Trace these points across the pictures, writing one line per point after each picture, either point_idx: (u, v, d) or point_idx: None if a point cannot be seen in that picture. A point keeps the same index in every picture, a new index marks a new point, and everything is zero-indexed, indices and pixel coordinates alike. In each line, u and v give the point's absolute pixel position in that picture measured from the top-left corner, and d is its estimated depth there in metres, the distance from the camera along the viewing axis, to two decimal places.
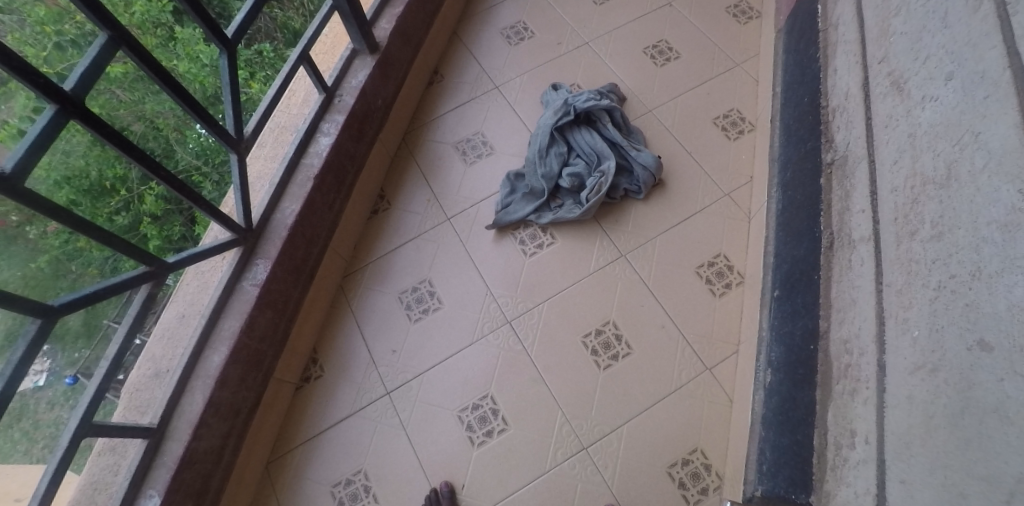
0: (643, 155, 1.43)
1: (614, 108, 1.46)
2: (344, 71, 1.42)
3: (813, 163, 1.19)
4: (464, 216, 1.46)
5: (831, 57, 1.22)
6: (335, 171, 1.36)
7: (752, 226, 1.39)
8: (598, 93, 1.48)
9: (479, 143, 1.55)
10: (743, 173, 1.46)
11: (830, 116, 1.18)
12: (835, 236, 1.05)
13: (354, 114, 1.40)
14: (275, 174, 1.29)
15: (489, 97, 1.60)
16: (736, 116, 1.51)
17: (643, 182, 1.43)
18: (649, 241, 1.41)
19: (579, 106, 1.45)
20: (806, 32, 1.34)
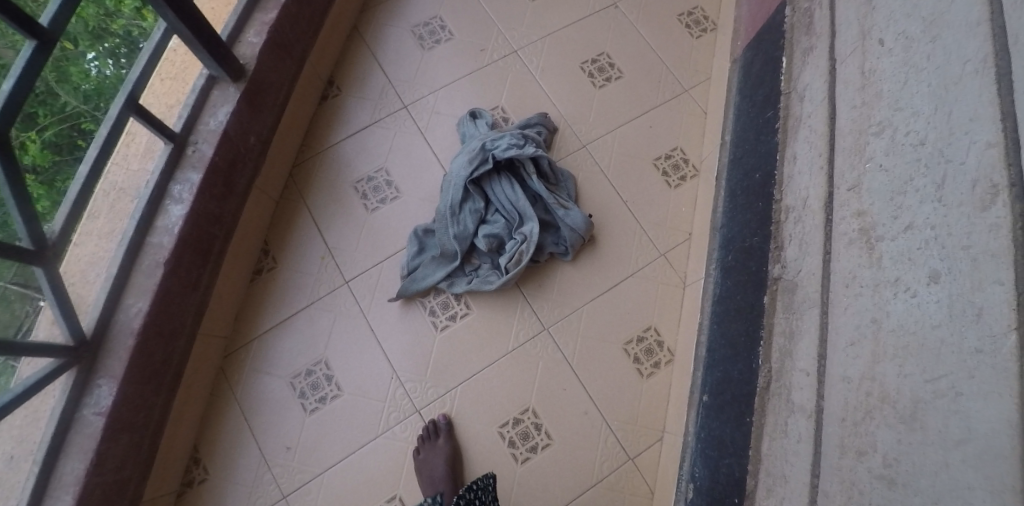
0: (572, 215, 1.25)
1: (541, 156, 1.25)
2: (198, 108, 1.11)
3: (757, 263, 1.05)
4: (366, 279, 1.25)
5: (792, 136, 1.05)
6: (195, 242, 1.10)
7: (687, 296, 1.26)
8: (521, 135, 1.26)
9: (383, 182, 1.30)
10: (680, 229, 1.31)
11: (784, 214, 1.02)
12: (772, 375, 0.94)
13: (217, 168, 1.11)
14: (115, 261, 1.03)
15: (397, 119, 1.33)
16: (679, 157, 1.34)
17: (571, 247, 1.25)
18: (574, 311, 1.25)
19: (500, 153, 1.22)
20: (772, 84, 1.14)
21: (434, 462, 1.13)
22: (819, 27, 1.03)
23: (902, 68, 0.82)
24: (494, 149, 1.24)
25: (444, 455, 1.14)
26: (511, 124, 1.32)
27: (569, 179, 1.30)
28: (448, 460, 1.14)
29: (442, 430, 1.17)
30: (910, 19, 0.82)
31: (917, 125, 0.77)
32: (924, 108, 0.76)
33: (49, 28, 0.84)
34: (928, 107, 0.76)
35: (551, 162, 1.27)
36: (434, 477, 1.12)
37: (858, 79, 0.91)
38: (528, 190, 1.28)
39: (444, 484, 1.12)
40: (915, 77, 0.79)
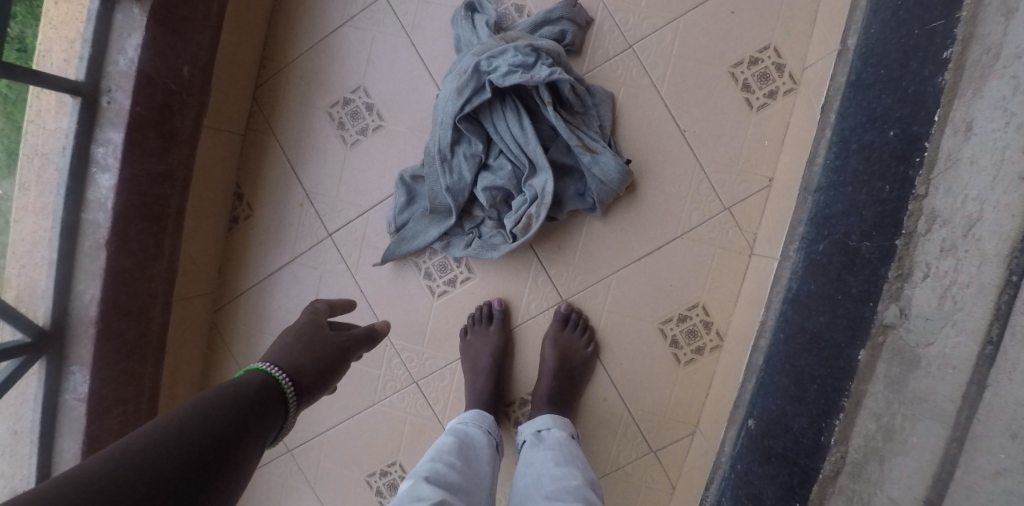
0: (602, 161, 0.90)
1: (559, 78, 0.88)
2: (104, 41, 0.87)
3: (859, 283, 0.67)
4: (351, 231, 1.05)
5: (974, 82, 0.59)
6: (141, 208, 0.92)
7: (754, 267, 0.94)
8: (533, 45, 0.88)
9: (361, 107, 1.03)
10: (758, 173, 0.95)
11: (925, 223, 0.61)
12: (859, 462, 0.63)
13: (146, 116, 0.89)
14: (53, 246, 0.88)
15: (371, 15, 1.03)
16: (770, 61, 0.94)
17: (601, 201, 0.93)
18: (601, 281, 0.97)
19: (500, 78, 0.87)
20: None
21: (479, 353, 0.97)
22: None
23: None
24: (493, 70, 0.88)
25: (491, 345, 0.97)
26: (519, 24, 0.95)
27: (602, 103, 0.94)
28: (495, 352, 0.97)
29: (496, 315, 0.99)
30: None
31: None
32: None
33: None
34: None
35: (575, 82, 0.89)
36: (476, 365, 0.98)
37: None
38: (546, 120, 0.93)
39: (486, 377, 0.97)
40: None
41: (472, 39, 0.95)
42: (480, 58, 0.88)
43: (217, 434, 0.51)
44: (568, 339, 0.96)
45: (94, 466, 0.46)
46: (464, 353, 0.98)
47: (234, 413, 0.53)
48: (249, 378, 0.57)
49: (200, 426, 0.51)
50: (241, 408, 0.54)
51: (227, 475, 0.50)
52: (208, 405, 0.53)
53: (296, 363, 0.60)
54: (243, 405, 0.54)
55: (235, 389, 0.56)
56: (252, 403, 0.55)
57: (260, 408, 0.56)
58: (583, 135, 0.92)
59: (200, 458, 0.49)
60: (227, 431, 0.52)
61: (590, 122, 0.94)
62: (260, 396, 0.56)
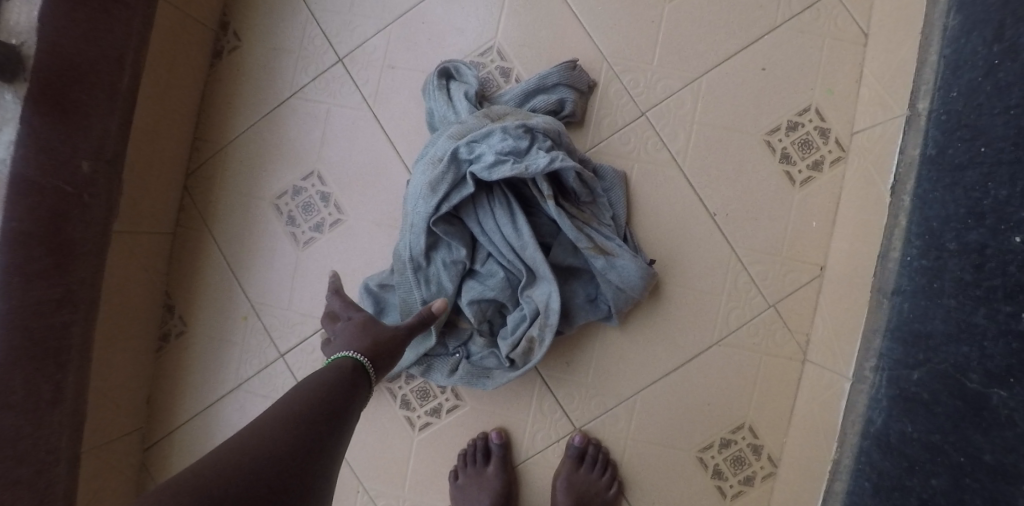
0: (619, 264, 0.73)
1: (563, 167, 0.70)
2: None
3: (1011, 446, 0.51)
4: (308, 350, 0.86)
5: None
6: (29, 346, 0.70)
7: (810, 377, 0.76)
8: (525, 125, 0.71)
9: (315, 196, 0.85)
10: (808, 261, 0.77)
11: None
12: None
13: (27, 230, 0.68)
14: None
15: (325, 85, 0.85)
16: (812, 126, 0.77)
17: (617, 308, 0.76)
18: (621, 402, 0.79)
19: (485, 169, 0.69)
20: None
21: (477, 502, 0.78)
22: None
23: None
24: (476, 157, 0.71)
25: (491, 493, 0.78)
26: (505, 95, 0.79)
27: (612, 186, 0.78)
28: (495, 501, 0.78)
29: (495, 454, 0.80)
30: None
31: None
32: None
33: None
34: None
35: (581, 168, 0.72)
36: None
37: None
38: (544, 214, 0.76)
39: None
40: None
41: (448, 115, 0.78)
42: (458, 143, 0.70)
43: (326, 409, 0.58)
44: (586, 480, 0.77)
45: (223, 450, 0.53)
46: (459, 501, 0.79)
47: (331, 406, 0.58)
48: (339, 364, 0.62)
49: (323, 396, 0.59)
50: (337, 396, 0.60)
51: (347, 425, 0.59)
52: (307, 396, 0.58)
53: (371, 347, 0.64)
54: (339, 391, 0.60)
55: (330, 373, 0.61)
56: (347, 388, 0.61)
57: (354, 386, 0.62)
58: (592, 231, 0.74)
59: (310, 436, 0.55)
60: (336, 400, 0.59)
61: (599, 213, 0.77)
62: (351, 382, 0.61)
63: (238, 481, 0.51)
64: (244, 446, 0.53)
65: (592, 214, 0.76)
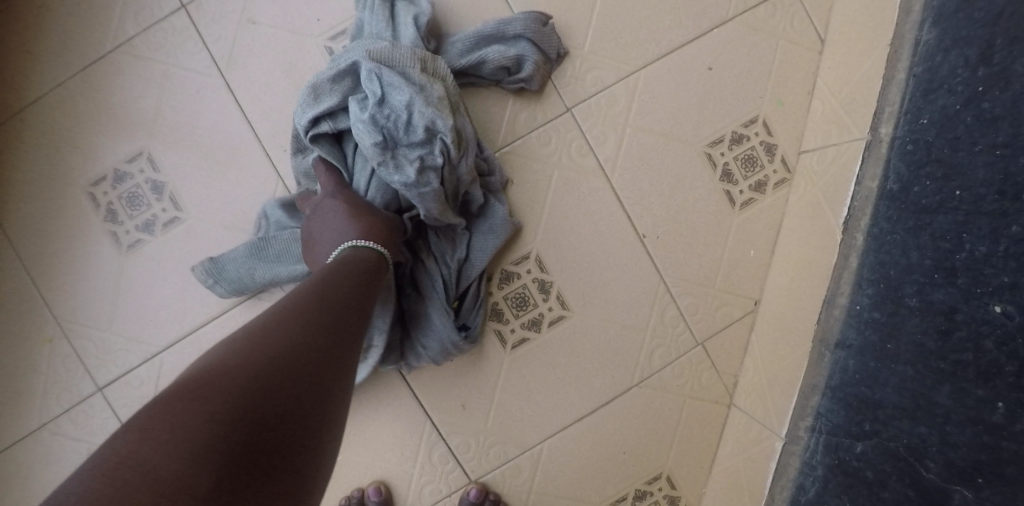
0: (431, 321, 0.63)
1: (427, 192, 0.57)
2: None
3: None
4: (132, 381, 0.68)
5: None
6: None
7: (737, 426, 0.68)
8: (432, 121, 0.56)
9: (145, 185, 0.67)
10: (741, 294, 0.69)
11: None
12: None
13: None
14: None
15: (161, 40, 0.66)
16: (758, 140, 0.67)
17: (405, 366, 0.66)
18: (527, 450, 0.68)
19: (355, 115, 0.56)
20: None
21: None
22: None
23: None
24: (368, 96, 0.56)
25: None
26: (454, 42, 0.63)
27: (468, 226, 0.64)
28: None
29: None
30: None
31: None
32: None
33: None
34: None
35: (443, 215, 0.59)
36: None
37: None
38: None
39: None
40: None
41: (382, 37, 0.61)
42: (368, 71, 0.56)
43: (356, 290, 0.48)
44: None
45: (273, 325, 0.40)
46: None
47: (360, 289, 0.49)
48: (360, 246, 0.54)
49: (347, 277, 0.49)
50: (364, 279, 0.50)
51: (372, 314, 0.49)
52: (329, 276, 0.48)
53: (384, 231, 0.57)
54: (361, 274, 0.51)
55: (362, 256, 0.53)
56: (371, 269, 0.52)
57: (378, 272, 0.53)
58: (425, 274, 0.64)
59: (355, 316, 0.46)
60: (363, 285, 0.50)
61: (449, 250, 0.64)
62: (373, 266, 0.53)
63: (308, 366, 0.39)
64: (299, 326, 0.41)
65: (436, 247, 0.64)
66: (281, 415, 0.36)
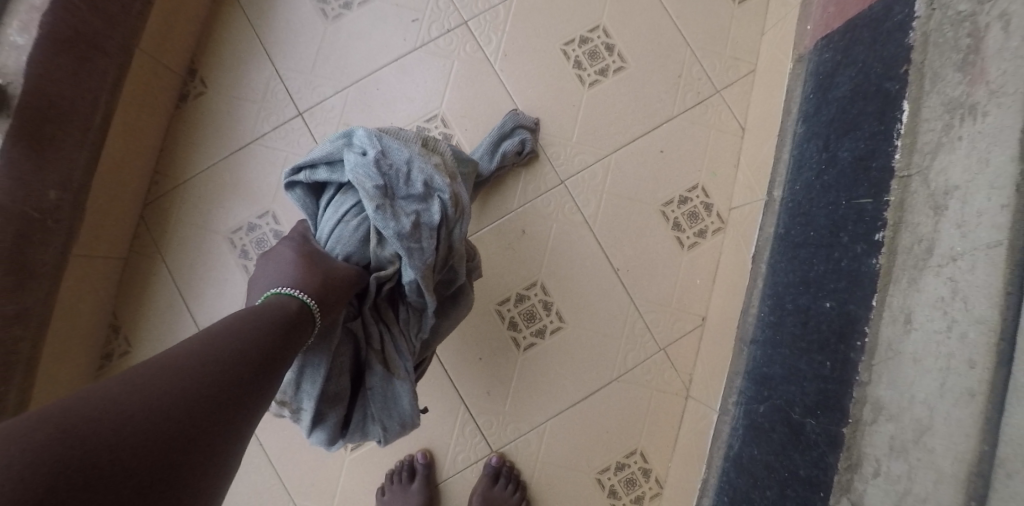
0: (397, 392, 0.78)
1: (412, 241, 0.73)
2: None
3: (814, 463, 0.66)
4: None
5: (909, 275, 0.58)
6: None
7: (691, 411, 0.92)
8: (428, 182, 0.74)
9: (269, 234, 0.95)
10: (691, 313, 0.95)
11: (870, 412, 0.60)
12: None
13: None
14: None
15: (285, 134, 0.96)
16: (699, 201, 0.95)
17: (354, 426, 0.79)
18: (534, 428, 0.93)
19: (359, 163, 0.73)
20: (871, 131, 0.67)
21: None
22: (1000, 73, 0.52)
23: None
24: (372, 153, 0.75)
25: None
26: (479, 153, 0.91)
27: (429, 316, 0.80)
28: None
29: (421, 476, 0.90)
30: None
31: None
32: None
33: None
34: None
35: (424, 272, 0.74)
36: None
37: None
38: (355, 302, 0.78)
39: None
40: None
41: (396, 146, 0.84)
42: (370, 136, 0.75)
43: (247, 355, 0.57)
44: (499, 496, 0.88)
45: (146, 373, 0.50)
46: None
47: (252, 353, 0.57)
48: (279, 306, 0.64)
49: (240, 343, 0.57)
50: (259, 345, 0.58)
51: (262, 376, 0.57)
52: (227, 340, 0.57)
53: (319, 292, 0.68)
54: (260, 340, 0.59)
55: (275, 311, 0.63)
56: (271, 334, 0.60)
57: (281, 338, 0.61)
58: (391, 348, 0.78)
59: (235, 378, 0.54)
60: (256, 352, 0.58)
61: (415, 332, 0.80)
62: (276, 330, 0.61)
63: (158, 412, 0.48)
64: (182, 368, 0.52)
65: (407, 330, 0.80)
66: (112, 446, 0.44)
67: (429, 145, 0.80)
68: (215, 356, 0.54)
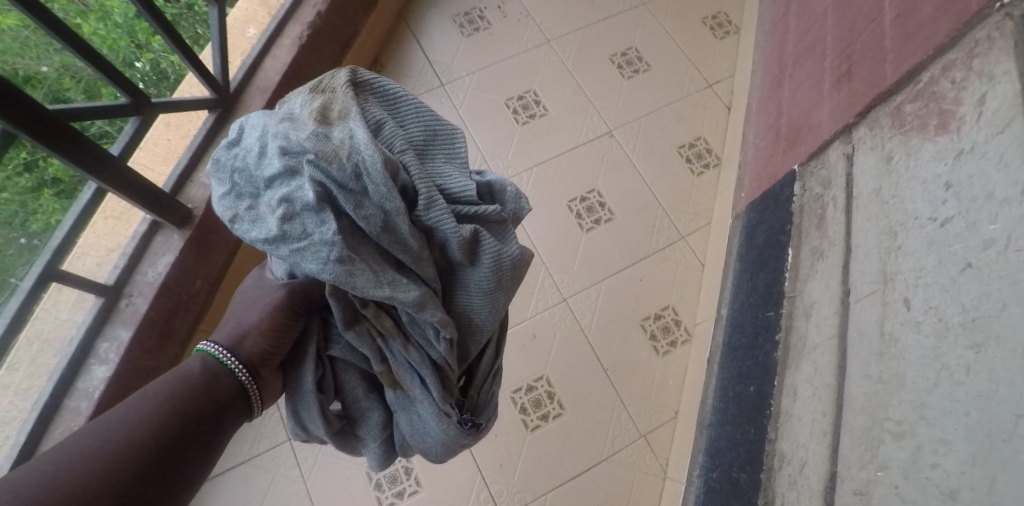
0: (421, 418, 0.64)
1: (301, 234, 0.51)
2: (137, 257, 1.04)
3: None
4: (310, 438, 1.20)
5: (793, 362, 0.86)
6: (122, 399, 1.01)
7: (667, 487, 1.14)
8: (283, 149, 0.52)
9: None
10: (667, 406, 1.20)
11: (778, 461, 0.84)
12: None
13: (153, 319, 1.04)
14: (25, 427, 0.93)
15: None
16: (670, 317, 1.26)
17: (408, 441, 0.70)
18: (538, 497, 1.14)
19: (215, 167, 0.57)
20: (774, 266, 0.98)
21: None
22: (833, 231, 0.83)
23: (930, 347, 0.60)
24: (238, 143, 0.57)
25: None
26: None
27: (440, 324, 0.56)
28: None
29: None
30: (942, 293, 0.60)
31: (947, 462, 0.56)
32: (955, 442, 0.55)
33: None
34: (958, 445, 0.54)
35: (335, 271, 0.51)
36: None
37: (875, 339, 0.69)
38: (341, 338, 0.65)
39: None
40: (938, 381, 0.58)
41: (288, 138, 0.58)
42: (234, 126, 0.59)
43: (184, 416, 0.57)
44: None
45: (80, 458, 0.52)
46: None
47: (186, 415, 0.57)
48: (196, 361, 0.62)
49: (175, 403, 0.58)
50: (190, 405, 0.58)
51: (205, 433, 0.58)
52: (159, 400, 0.57)
53: (235, 342, 0.63)
54: (189, 399, 0.58)
55: (178, 381, 0.59)
56: (198, 392, 0.59)
57: (208, 392, 0.60)
58: (397, 373, 0.60)
59: (170, 445, 0.56)
60: (194, 411, 0.58)
61: (423, 343, 0.59)
62: (208, 383, 0.60)
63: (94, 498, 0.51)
64: (80, 466, 0.52)
65: (414, 338, 0.59)
66: None
67: (311, 102, 0.55)
68: (149, 428, 0.56)
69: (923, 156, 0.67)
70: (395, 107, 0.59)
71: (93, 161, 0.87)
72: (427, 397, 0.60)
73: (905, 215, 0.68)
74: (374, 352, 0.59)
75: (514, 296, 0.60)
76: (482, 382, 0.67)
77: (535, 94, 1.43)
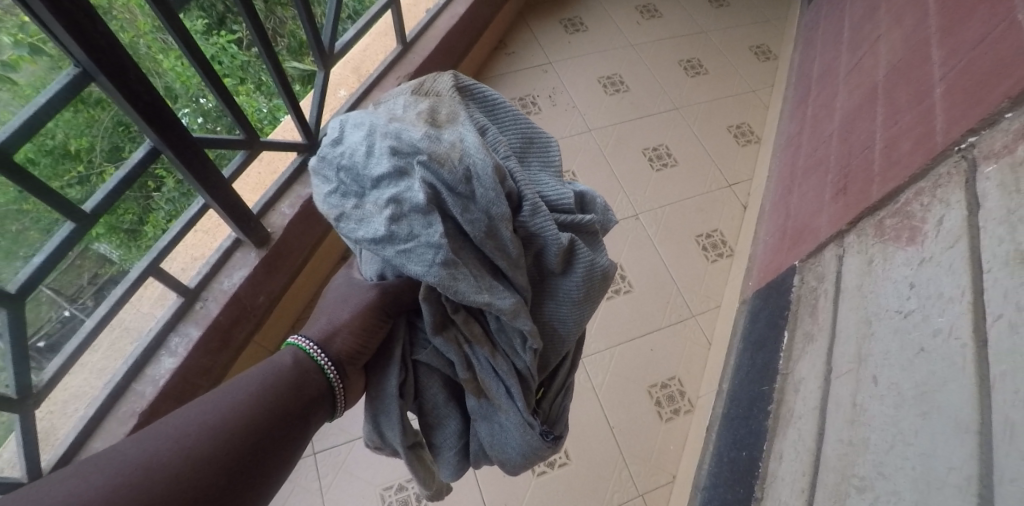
0: (504, 424, 0.71)
1: (410, 236, 0.59)
2: (218, 268, 1.20)
3: None
4: (332, 455, 1.31)
5: (781, 430, 0.97)
6: (183, 389, 1.14)
7: None
8: (393, 148, 0.61)
9: None
10: (665, 469, 1.30)
11: None
12: None
13: (219, 324, 1.19)
14: (97, 401, 1.07)
15: None
16: (675, 388, 1.37)
17: (485, 452, 0.76)
18: None
19: (319, 164, 0.65)
20: (772, 347, 1.11)
21: None
22: (823, 318, 0.97)
23: (890, 414, 0.72)
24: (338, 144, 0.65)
25: None
26: None
27: (528, 334, 0.66)
28: None
29: None
30: (901, 371, 0.73)
31: None
32: (904, 492, 0.67)
33: (89, 212, 0.93)
34: (907, 494, 0.66)
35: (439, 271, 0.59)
36: None
37: (849, 409, 0.81)
38: (427, 344, 0.71)
39: None
40: (894, 443, 0.70)
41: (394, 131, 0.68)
42: (332, 127, 0.67)
43: (274, 409, 0.62)
44: None
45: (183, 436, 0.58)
46: None
47: (275, 407, 0.62)
48: (287, 355, 0.66)
49: (266, 395, 0.62)
50: (280, 396, 0.63)
51: (291, 427, 0.62)
52: (254, 389, 0.62)
53: (326, 340, 0.68)
54: (280, 392, 0.63)
55: (271, 374, 0.64)
56: (288, 387, 0.64)
57: (295, 387, 0.64)
58: (484, 376, 0.69)
59: (259, 433, 0.60)
60: (283, 404, 0.63)
61: (509, 350, 0.69)
62: (298, 379, 0.65)
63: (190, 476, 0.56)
64: (185, 442, 0.57)
65: (503, 347, 0.69)
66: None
67: (418, 105, 0.67)
68: (242, 416, 0.60)
69: (897, 261, 0.82)
70: (493, 119, 0.71)
71: (209, 179, 1.04)
72: (513, 401, 0.69)
73: (879, 308, 0.82)
74: (461, 357, 0.68)
75: (597, 304, 0.72)
76: (554, 396, 0.77)
77: (573, 174, 1.62)
